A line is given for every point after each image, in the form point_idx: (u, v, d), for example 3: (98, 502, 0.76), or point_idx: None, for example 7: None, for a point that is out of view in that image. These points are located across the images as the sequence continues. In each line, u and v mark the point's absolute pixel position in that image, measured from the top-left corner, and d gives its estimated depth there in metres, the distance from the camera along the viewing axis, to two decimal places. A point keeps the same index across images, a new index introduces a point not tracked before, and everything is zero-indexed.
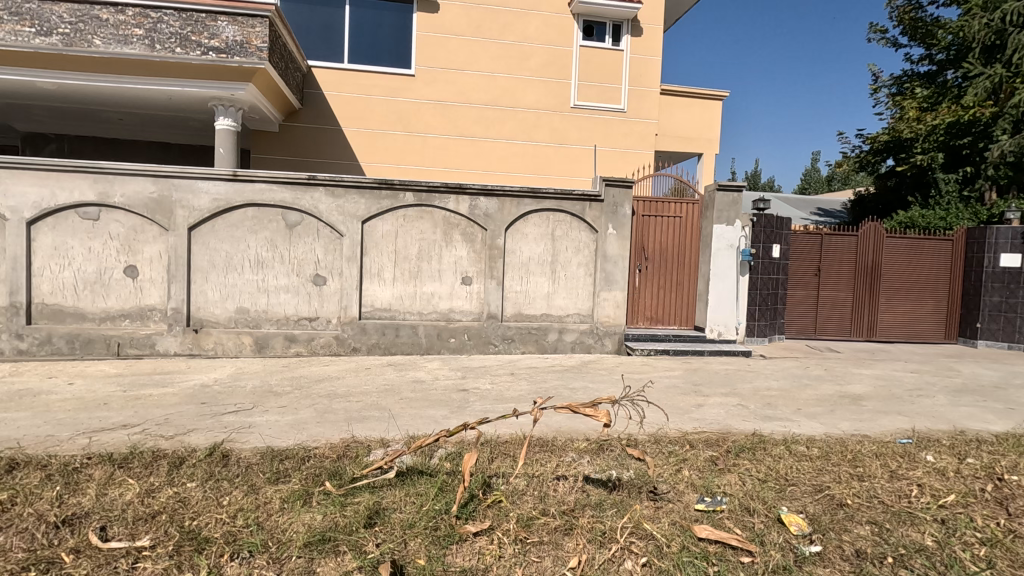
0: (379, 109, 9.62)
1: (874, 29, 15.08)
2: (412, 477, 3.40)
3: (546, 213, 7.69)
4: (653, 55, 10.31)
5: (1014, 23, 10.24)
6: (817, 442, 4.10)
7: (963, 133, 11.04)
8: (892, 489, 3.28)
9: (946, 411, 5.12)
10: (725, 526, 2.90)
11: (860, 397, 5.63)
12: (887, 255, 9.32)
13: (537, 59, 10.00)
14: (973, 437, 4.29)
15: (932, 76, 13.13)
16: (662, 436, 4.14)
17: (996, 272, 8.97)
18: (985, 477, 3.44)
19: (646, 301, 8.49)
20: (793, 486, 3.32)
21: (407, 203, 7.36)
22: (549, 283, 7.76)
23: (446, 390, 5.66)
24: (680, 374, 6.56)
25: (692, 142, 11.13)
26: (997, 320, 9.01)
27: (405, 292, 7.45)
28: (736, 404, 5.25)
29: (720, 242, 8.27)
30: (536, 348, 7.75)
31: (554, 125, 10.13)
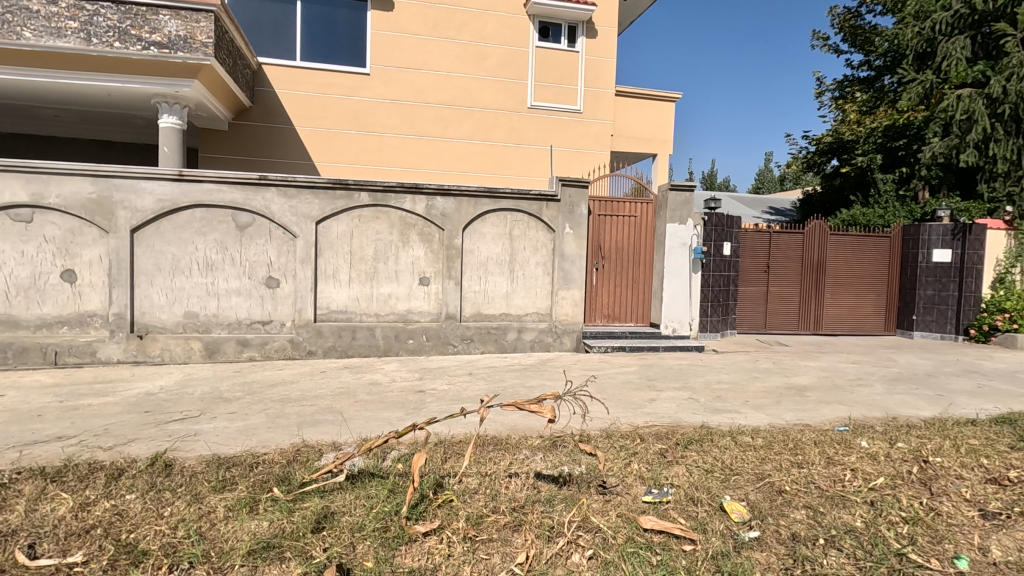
0: (334, 109, 9.46)
1: (817, 35, 15.70)
2: (364, 480, 3.37)
3: (503, 213, 7.72)
4: (608, 57, 10.48)
5: (943, 32, 10.60)
6: (761, 432, 4.26)
7: (899, 135, 11.83)
8: (828, 475, 3.44)
9: (882, 399, 5.40)
10: (670, 516, 2.99)
11: (804, 388, 5.88)
12: (830, 252, 9.74)
13: (494, 59, 10.03)
14: (904, 422, 4.55)
15: (870, 81, 13.81)
16: (614, 432, 4.22)
17: (929, 267, 9.52)
18: (913, 461, 3.64)
19: (603, 299, 8.62)
20: (737, 475, 3.44)
21: (362, 204, 7.26)
22: (508, 282, 7.78)
23: (403, 392, 5.62)
24: (635, 370, 6.69)
25: (647, 142, 11.36)
26: (931, 312, 9.57)
27: (362, 294, 7.35)
28: (687, 397, 5.41)
29: (674, 241, 8.49)
30: (496, 347, 7.78)
31: (512, 125, 10.18)
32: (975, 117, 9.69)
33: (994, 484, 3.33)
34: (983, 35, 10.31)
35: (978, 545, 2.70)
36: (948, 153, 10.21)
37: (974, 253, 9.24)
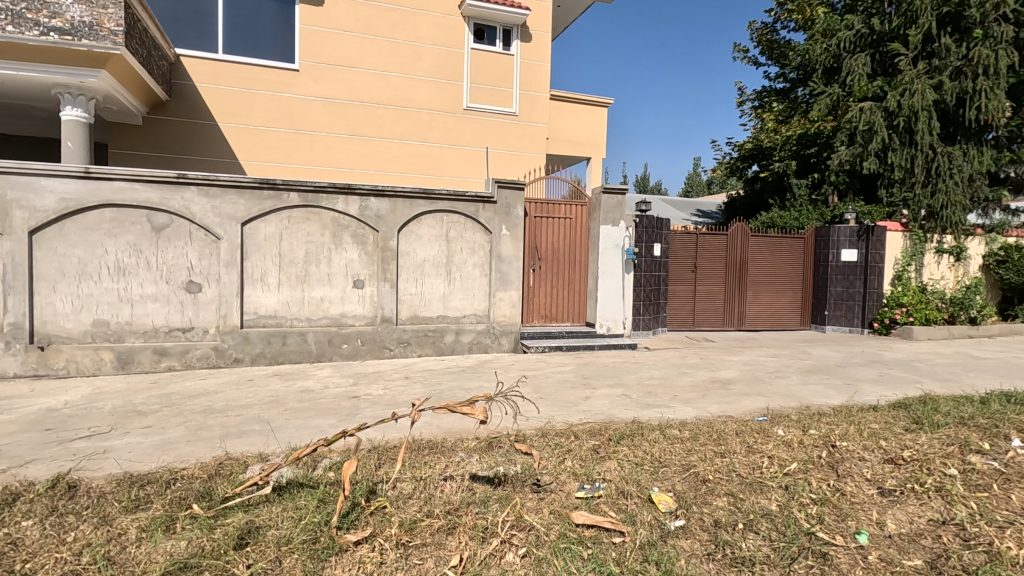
0: (262, 105, 9.05)
1: (738, 48, 16.56)
2: (292, 491, 3.24)
3: (440, 214, 7.66)
4: (542, 61, 10.65)
5: (847, 50, 11.54)
6: (687, 425, 4.45)
7: (811, 143, 12.60)
8: (748, 463, 3.64)
9: (797, 389, 5.79)
10: (601, 510, 3.06)
11: (728, 381, 6.21)
12: (751, 252, 10.32)
13: (429, 59, 9.94)
14: (816, 410, 4.89)
15: (785, 92, 14.73)
16: (549, 430, 4.29)
17: (839, 266, 10.29)
18: (822, 446, 3.92)
19: (540, 300, 8.73)
20: (665, 467, 3.59)
21: (291, 204, 6.99)
22: (445, 284, 7.73)
23: (336, 398, 5.46)
24: (571, 369, 6.83)
25: (581, 146, 11.62)
26: (841, 307, 10.34)
27: (293, 298, 7.08)
28: (620, 394, 5.58)
29: (607, 242, 8.73)
30: (433, 350, 7.71)
31: (448, 126, 10.12)
32: (875, 128, 10.59)
33: (891, 463, 3.63)
34: (881, 54, 11.30)
35: (877, 520, 2.95)
36: (853, 160, 11.11)
37: (876, 252, 10.08)
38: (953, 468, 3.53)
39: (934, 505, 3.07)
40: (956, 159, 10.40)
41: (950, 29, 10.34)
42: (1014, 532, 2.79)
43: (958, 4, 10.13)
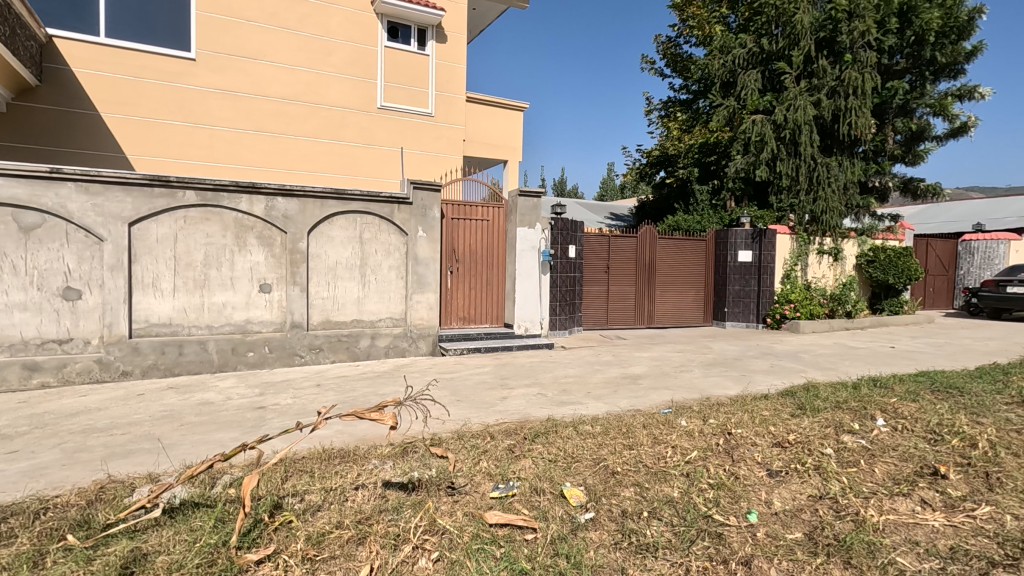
0: (153, 95, 8.34)
1: (645, 59, 17.39)
2: (186, 513, 3.01)
3: (353, 215, 7.43)
4: (458, 63, 10.64)
5: (741, 66, 12.43)
6: (599, 420, 4.62)
7: (710, 152, 13.57)
8: (654, 453, 3.83)
9: (700, 382, 6.17)
10: (515, 509, 3.10)
11: (637, 376, 6.51)
12: (659, 253, 10.88)
13: (340, 55, 9.61)
14: (715, 401, 5.24)
15: (689, 103, 15.63)
16: (465, 432, 4.29)
17: (736, 266, 11.09)
18: (720, 434, 4.20)
19: (458, 302, 8.70)
20: (578, 462, 3.70)
21: (188, 203, 6.50)
22: (359, 287, 7.50)
23: (240, 410, 5.13)
24: (489, 370, 6.86)
25: (498, 148, 11.70)
26: (739, 304, 11.14)
27: (191, 304, 6.58)
28: (536, 393, 5.67)
29: (524, 244, 8.86)
30: (348, 355, 7.46)
31: (361, 124, 9.84)
32: (765, 140, 11.54)
33: (778, 446, 3.97)
34: (770, 71, 12.22)
35: (765, 499, 3.20)
36: (746, 168, 12.07)
37: (767, 253, 10.98)
38: (829, 447, 3.91)
39: (813, 482, 3.39)
40: (832, 169, 11.55)
41: (826, 52, 11.51)
42: (877, 501, 3.14)
43: (832, 30, 11.31)
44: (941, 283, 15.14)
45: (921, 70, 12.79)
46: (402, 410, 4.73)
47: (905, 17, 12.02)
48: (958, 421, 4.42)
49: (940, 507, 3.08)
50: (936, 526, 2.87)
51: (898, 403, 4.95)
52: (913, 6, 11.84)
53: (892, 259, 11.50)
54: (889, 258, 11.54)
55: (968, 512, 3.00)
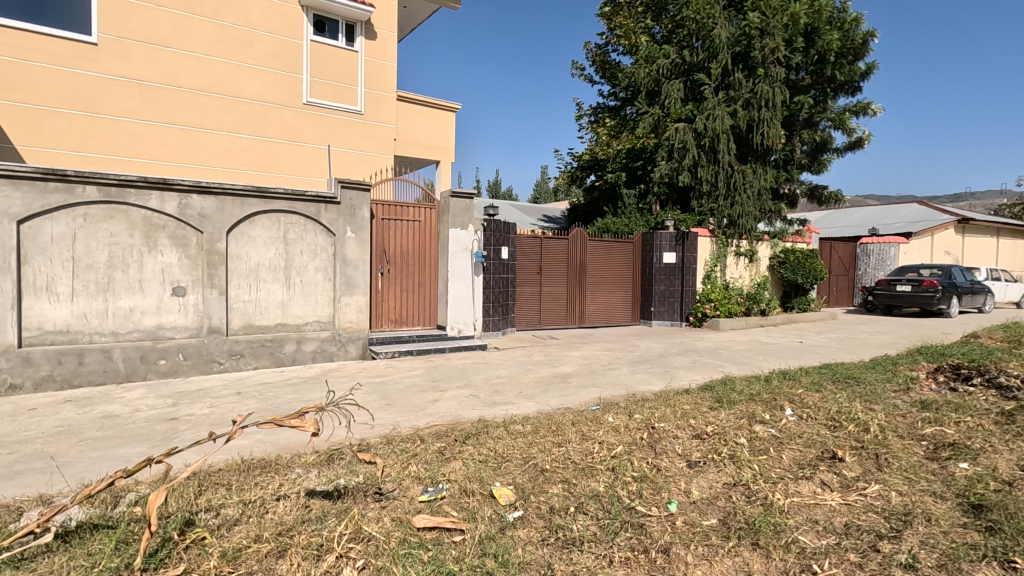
0: (47, 81, 7.62)
1: (575, 65, 17.81)
2: (83, 535, 2.76)
3: (276, 214, 7.11)
4: (387, 61, 10.46)
5: (665, 76, 12.95)
6: (529, 419, 4.68)
7: (637, 157, 14.11)
8: (581, 450, 3.93)
9: (626, 379, 6.40)
10: (444, 511, 3.09)
11: (568, 375, 6.65)
12: (589, 255, 11.17)
13: (262, 47, 9.18)
14: (641, 396, 5.45)
15: (617, 109, 16.13)
16: (394, 437, 4.21)
17: (662, 267, 11.56)
18: (644, 428, 4.37)
19: (389, 304, 8.53)
20: (507, 462, 3.73)
21: (88, 200, 5.98)
22: (284, 290, 7.19)
23: (149, 422, 4.78)
24: (421, 373, 6.78)
25: (430, 149, 11.58)
26: (664, 303, 11.63)
27: (92, 309, 6.06)
28: (468, 394, 5.67)
29: (456, 245, 8.83)
30: (272, 361, 7.13)
31: (286, 120, 9.45)
32: (687, 147, 12.11)
33: (697, 438, 4.17)
34: (691, 82, 12.82)
35: (684, 489, 3.36)
36: (671, 174, 12.57)
37: (690, 255, 11.55)
38: (742, 437, 4.17)
39: (728, 470, 3.59)
40: (747, 176, 12.31)
41: (741, 66, 12.23)
42: (783, 485, 3.37)
43: (746, 46, 12.04)
44: (843, 282, 16.50)
45: (823, 86, 13.88)
46: (327, 416, 4.58)
47: (809, 37, 12.96)
48: (854, 408, 4.83)
49: (837, 488, 3.35)
50: (833, 505, 3.13)
51: (803, 394, 5.35)
52: (816, 28, 12.78)
53: (800, 260, 12.43)
54: (798, 259, 12.44)
55: (860, 491, 3.29)
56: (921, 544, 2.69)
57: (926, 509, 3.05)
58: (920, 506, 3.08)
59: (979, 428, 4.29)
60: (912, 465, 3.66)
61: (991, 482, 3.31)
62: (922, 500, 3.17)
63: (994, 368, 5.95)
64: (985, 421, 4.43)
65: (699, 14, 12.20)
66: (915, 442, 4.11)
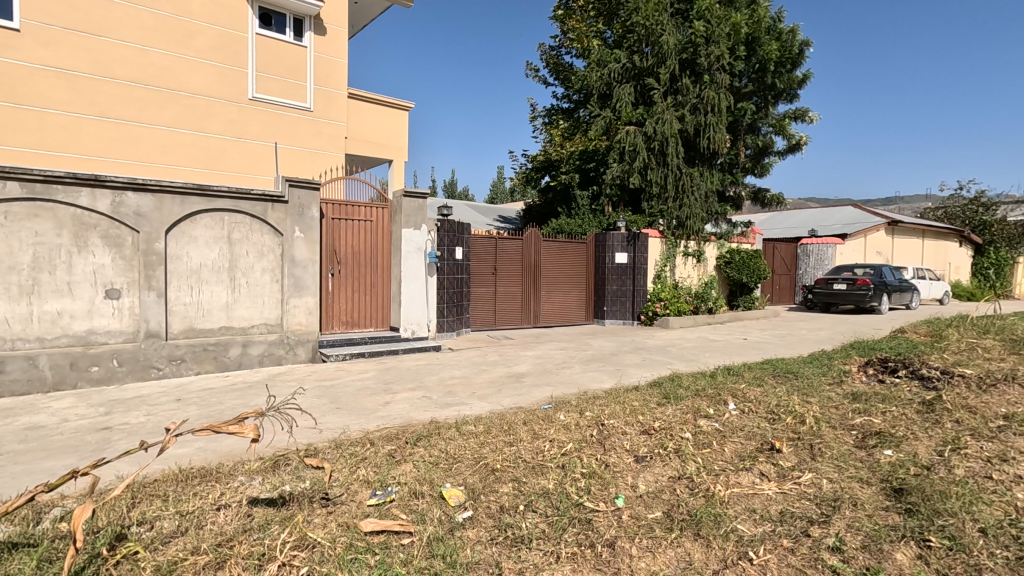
0: None
1: (530, 67, 17.96)
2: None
3: (220, 213, 6.85)
4: (338, 57, 10.24)
5: (616, 80, 13.14)
6: (482, 420, 4.68)
7: (590, 159, 14.39)
8: (532, 448, 3.97)
9: (579, 377, 6.50)
10: (392, 514, 3.05)
11: (521, 374, 6.70)
12: (543, 255, 11.27)
13: (203, 39, 8.81)
14: (592, 394, 5.54)
15: (570, 111, 16.31)
16: (343, 441, 4.13)
17: (614, 267, 11.80)
18: (594, 425, 4.46)
19: (340, 306, 8.35)
20: (458, 462, 3.72)
21: (9, 196, 5.60)
22: (228, 292, 6.93)
23: (79, 433, 4.51)
24: (373, 375, 6.68)
25: (383, 147, 11.40)
26: (616, 303, 11.88)
27: (15, 314, 5.68)
28: (420, 396, 5.62)
29: (409, 245, 8.73)
30: (215, 366, 6.85)
31: (230, 115, 9.10)
32: (638, 150, 12.39)
33: (645, 434, 4.28)
34: (641, 85, 13.08)
35: (631, 484, 3.44)
36: (622, 175, 12.84)
37: (641, 255, 11.84)
38: (687, 431, 4.30)
39: (673, 464, 3.70)
40: (695, 179, 12.69)
41: (688, 72, 12.62)
42: (725, 477, 3.50)
43: (693, 53, 12.43)
44: (785, 281, 17.28)
45: (765, 93, 14.45)
46: (269, 421, 4.46)
47: (751, 46, 13.53)
48: (791, 401, 5.07)
49: (774, 477, 3.51)
50: (771, 494, 3.27)
51: (746, 388, 5.57)
52: (756, 37, 13.36)
53: (745, 260, 12.94)
54: (743, 260, 12.95)
55: (795, 480, 3.46)
56: (848, 527, 2.85)
57: (854, 494, 3.23)
58: (848, 492, 3.27)
59: (902, 417, 4.59)
60: (842, 454, 3.87)
61: (912, 467, 3.55)
62: (850, 485, 3.36)
63: (917, 361, 6.38)
64: (908, 411, 4.74)
65: (648, 19, 12.50)
66: (846, 431, 4.35)
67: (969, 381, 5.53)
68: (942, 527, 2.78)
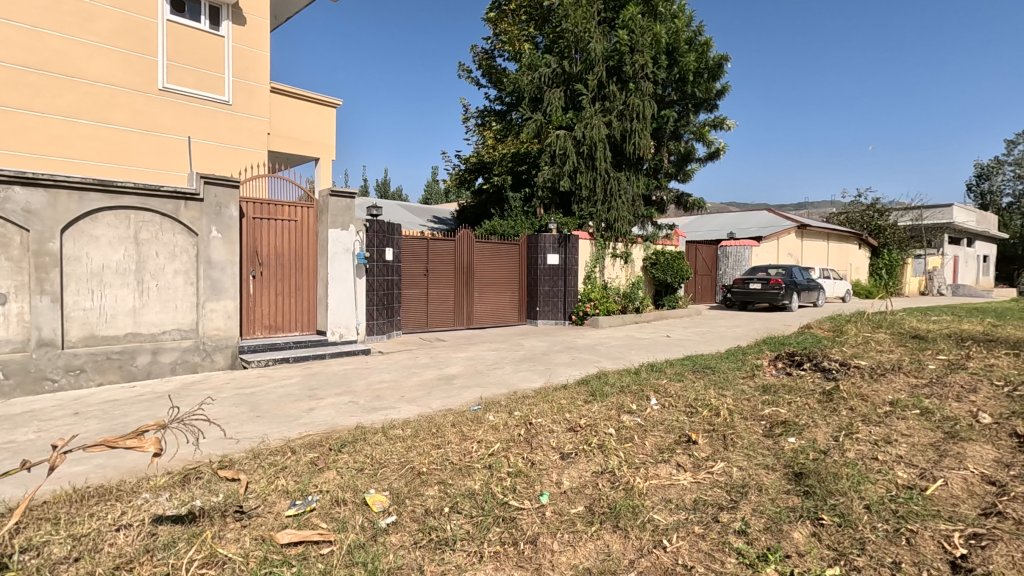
0: None
1: (462, 67, 17.93)
2: None
3: (125, 212, 6.37)
4: (259, 49, 9.79)
5: (547, 84, 13.38)
6: (410, 423, 4.63)
7: (522, 162, 14.64)
8: (460, 450, 3.96)
9: (509, 377, 6.57)
10: (312, 523, 2.96)
11: (452, 376, 6.68)
12: (476, 256, 11.27)
13: (106, 23, 8.16)
14: (521, 394, 5.61)
15: (503, 113, 16.47)
16: (262, 450, 3.96)
17: (546, 268, 12.00)
18: (522, 424, 4.51)
19: (262, 310, 7.98)
20: (384, 467, 3.66)
21: None
22: (135, 296, 6.45)
23: None
24: (297, 381, 6.42)
25: (308, 145, 11.01)
26: (549, 303, 12.09)
27: None
28: (347, 401, 5.48)
29: (336, 246, 8.48)
30: (121, 376, 6.36)
31: (137, 106, 8.48)
32: (567, 154, 12.71)
33: (571, 431, 4.38)
34: (570, 91, 13.38)
35: (555, 480, 3.52)
36: (553, 178, 13.11)
37: (571, 256, 12.11)
38: (611, 427, 4.44)
39: (597, 459, 3.81)
40: (622, 183, 13.10)
41: (615, 79, 13.03)
42: (644, 469, 3.65)
43: (619, 61, 12.87)
44: (706, 282, 18.22)
45: (686, 102, 15.05)
46: (172, 432, 4.19)
47: (672, 57, 14.14)
48: (708, 395, 5.36)
49: (689, 468, 3.70)
50: (686, 484, 3.45)
51: (667, 384, 5.84)
52: (676, 49, 14.01)
53: (669, 261, 13.56)
54: (668, 261, 13.55)
55: (708, 469, 3.66)
56: (753, 512, 3.05)
57: (760, 480, 3.46)
58: (755, 478, 3.50)
59: (805, 406, 4.96)
60: (752, 443, 4.13)
61: (811, 453, 3.85)
62: (757, 472, 3.60)
63: (820, 354, 6.91)
64: (810, 401, 5.13)
65: (576, 27, 12.81)
66: (756, 422, 4.65)
67: (862, 371, 6.07)
68: (834, 506, 3.04)
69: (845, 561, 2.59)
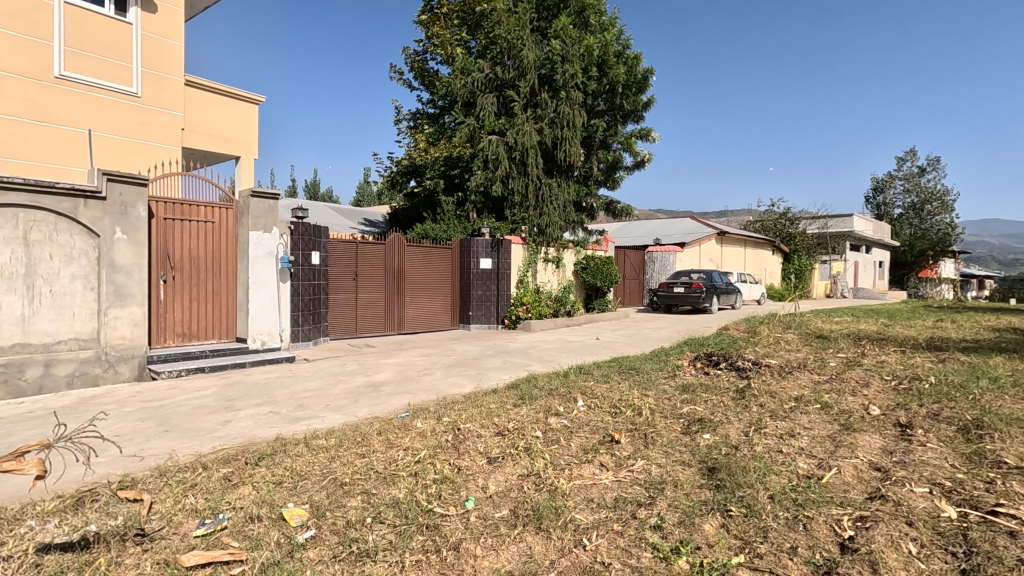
0: None
1: (394, 69, 17.69)
2: None
3: (12, 210, 5.78)
4: (172, 40, 9.21)
5: (479, 89, 13.39)
6: (334, 433, 4.48)
7: (454, 165, 14.61)
8: (385, 458, 3.88)
9: (440, 383, 6.53)
10: (222, 542, 2.81)
11: (380, 383, 6.53)
12: (407, 260, 11.09)
13: None
14: (450, 399, 5.58)
15: (435, 117, 16.40)
16: (169, 467, 3.71)
17: (479, 272, 12.02)
18: (450, 430, 4.49)
19: (174, 316, 7.48)
20: (305, 479, 3.53)
21: None
22: (23, 303, 5.86)
23: None
24: (213, 392, 6.06)
25: (228, 142, 10.45)
26: (481, 307, 12.12)
27: None
28: (267, 412, 5.23)
29: (258, 249, 8.10)
30: (6, 392, 5.75)
31: (29, 94, 7.73)
32: (499, 159, 12.75)
33: (499, 435, 4.41)
34: (502, 96, 13.49)
35: (481, 485, 3.52)
36: (486, 182, 13.07)
37: (504, 261, 12.21)
38: (538, 430, 4.51)
39: (523, 462, 3.85)
40: (552, 189, 13.38)
41: (547, 88, 13.28)
42: (568, 470, 3.73)
43: (550, 70, 13.12)
44: (633, 285, 19.04)
45: (614, 112, 15.51)
46: (58, 452, 3.83)
47: (601, 68, 14.57)
48: (632, 395, 5.57)
49: (612, 467, 3.82)
50: (607, 483, 3.56)
51: (594, 385, 6.00)
52: (605, 61, 14.44)
53: (599, 266, 14.02)
54: (597, 265, 14.01)
55: (629, 467, 3.80)
56: (668, 507, 3.19)
57: (676, 476, 3.63)
58: (671, 475, 3.66)
59: (720, 404, 5.26)
60: (670, 441, 4.32)
61: (723, 448, 4.08)
62: (673, 468, 3.77)
63: (735, 354, 7.34)
64: (725, 398, 5.44)
65: (509, 34, 12.96)
66: (675, 419, 4.87)
67: (772, 369, 6.51)
68: (741, 497, 3.23)
69: (749, 548, 2.76)
